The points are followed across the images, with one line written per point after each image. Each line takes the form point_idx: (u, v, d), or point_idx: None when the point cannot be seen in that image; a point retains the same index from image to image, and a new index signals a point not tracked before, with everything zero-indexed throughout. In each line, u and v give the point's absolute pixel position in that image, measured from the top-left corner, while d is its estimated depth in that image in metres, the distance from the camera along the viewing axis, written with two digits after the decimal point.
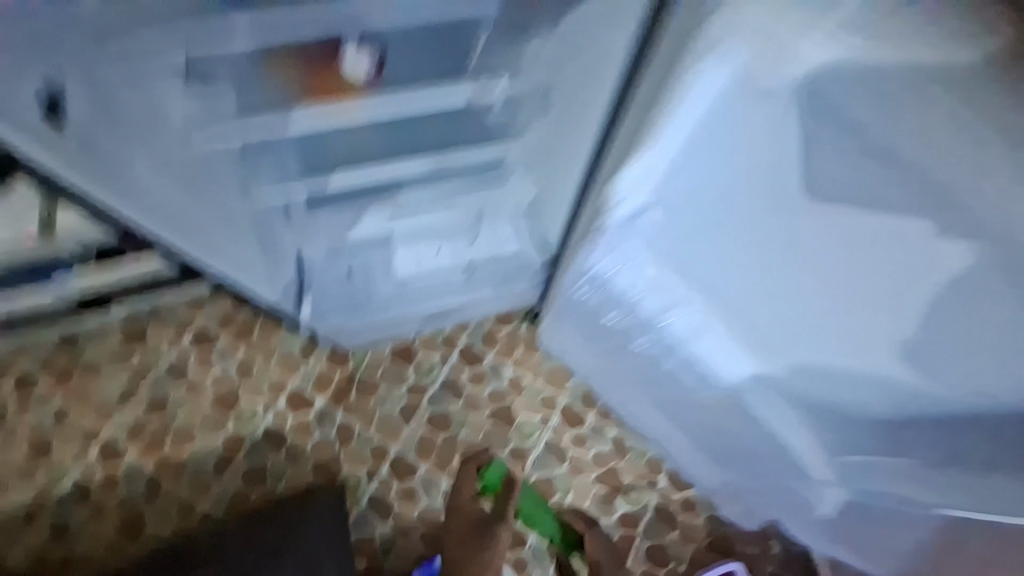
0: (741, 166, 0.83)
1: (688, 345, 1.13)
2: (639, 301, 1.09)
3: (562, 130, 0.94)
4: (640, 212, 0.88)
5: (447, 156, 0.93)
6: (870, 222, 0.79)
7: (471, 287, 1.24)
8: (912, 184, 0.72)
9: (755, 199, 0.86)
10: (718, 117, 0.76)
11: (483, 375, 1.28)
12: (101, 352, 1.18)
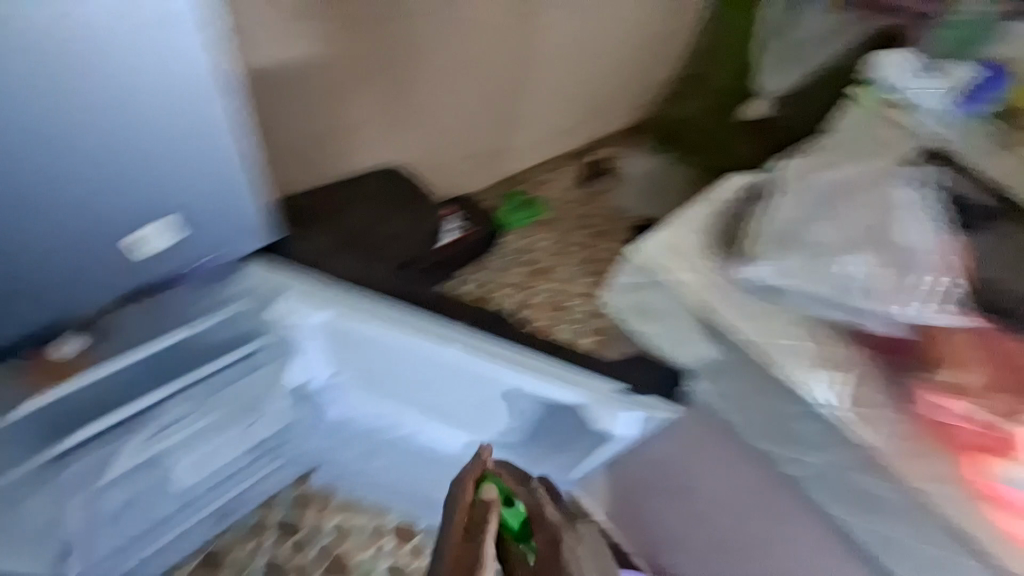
0: (353, 367, 1.14)
1: (395, 470, 1.27)
2: (358, 443, 1.26)
3: (162, 345, 0.94)
4: (285, 371, 1.11)
5: (190, 374, 0.95)
6: (435, 387, 1.11)
7: (251, 466, 1.19)
8: (434, 371, 1.06)
9: (371, 379, 1.15)
10: (316, 346, 1.09)
11: (303, 543, 1.26)
12: None
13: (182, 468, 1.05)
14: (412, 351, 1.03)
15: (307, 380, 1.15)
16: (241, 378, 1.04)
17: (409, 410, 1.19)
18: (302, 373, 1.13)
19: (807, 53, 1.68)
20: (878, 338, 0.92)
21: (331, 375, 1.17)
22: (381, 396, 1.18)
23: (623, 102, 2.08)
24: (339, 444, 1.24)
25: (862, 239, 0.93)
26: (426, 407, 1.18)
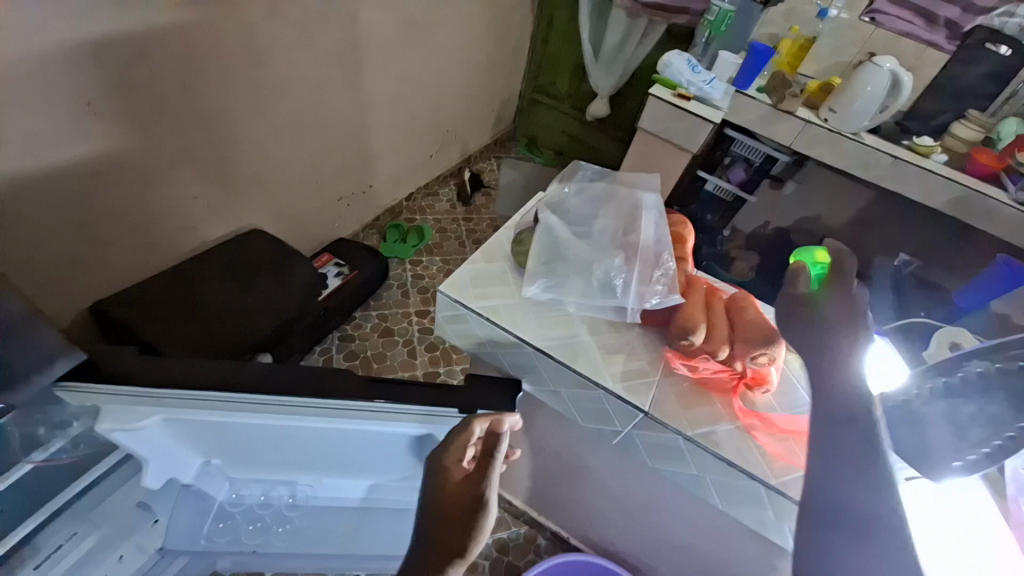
0: (212, 450, 0.98)
1: (295, 538, 1.13)
2: (251, 519, 1.13)
3: (31, 485, 0.81)
4: (136, 475, 0.96)
5: (58, 501, 0.84)
6: (306, 455, 0.97)
7: (156, 570, 1.06)
8: (296, 442, 0.92)
9: (232, 456, 1.00)
10: (152, 447, 0.89)
11: None
12: None
13: None
14: (266, 430, 0.87)
15: (163, 479, 0.98)
16: (100, 490, 0.92)
17: (291, 477, 1.07)
18: (152, 477, 0.94)
19: (625, 57, 2.02)
20: (646, 323, 0.96)
21: (188, 467, 1.01)
22: (254, 468, 1.05)
23: (481, 123, 2.41)
24: (235, 520, 1.13)
25: (615, 243, 0.99)
26: (308, 472, 1.04)
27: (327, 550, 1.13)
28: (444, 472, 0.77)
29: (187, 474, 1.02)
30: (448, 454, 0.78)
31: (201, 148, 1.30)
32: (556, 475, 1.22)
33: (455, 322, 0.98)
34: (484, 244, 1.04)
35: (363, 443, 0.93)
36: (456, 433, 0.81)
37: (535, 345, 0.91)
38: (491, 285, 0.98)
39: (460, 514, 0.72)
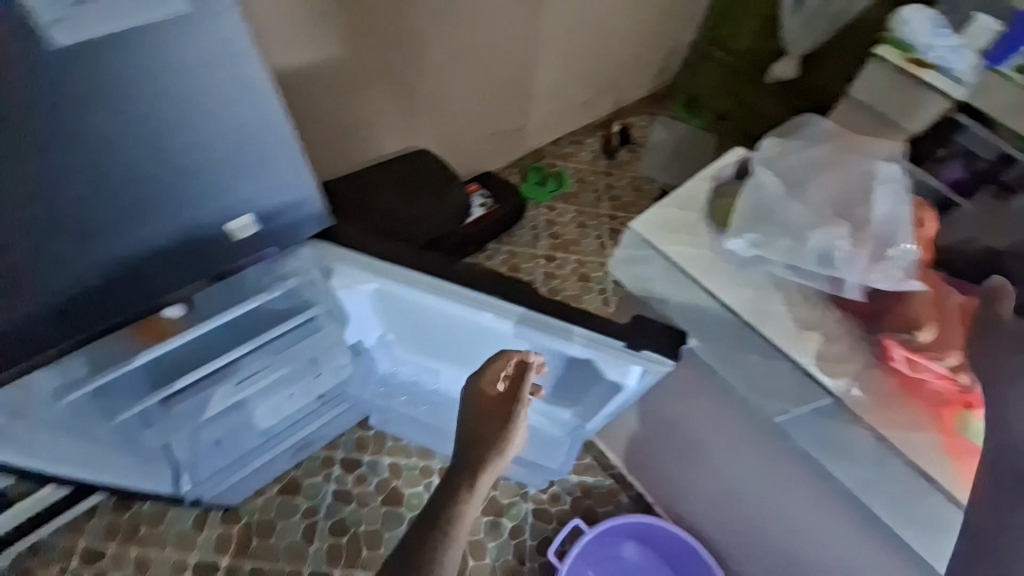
0: (392, 322, 1.16)
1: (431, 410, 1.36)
2: (401, 386, 1.35)
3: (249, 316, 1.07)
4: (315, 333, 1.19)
5: (264, 337, 1.10)
6: (467, 347, 1.10)
7: (322, 414, 1.35)
8: (466, 333, 1.03)
9: (405, 332, 1.17)
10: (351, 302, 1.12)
11: (364, 476, 1.42)
12: None
13: (257, 415, 1.25)
14: (445, 316, 0.99)
15: (352, 333, 1.22)
16: (291, 341, 1.18)
17: (443, 364, 1.22)
18: (344, 329, 1.20)
19: (835, 11, 1.73)
20: (850, 303, 0.93)
21: (370, 328, 1.21)
22: (417, 349, 1.21)
23: (645, 75, 2.27)
24: (388, 384, 1.34)
25: (833, 214, 0.94)
26: (459, 364, 1.19)
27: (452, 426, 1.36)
28: (479, 394, 0.81)
29: (365, 335, 1.24)
30: (480, 383, 0.81)
31: (394, 70, 1.44)
32: (666, 440, 1.26)
33: (636, 263, 1.04)
34: (682, 190, 1.04)
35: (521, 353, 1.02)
36: (485, 365, 0.83)
37: (728, 303, 0.95)
38: (682, 234, 1.00)
39: (488, 427, 0.78)
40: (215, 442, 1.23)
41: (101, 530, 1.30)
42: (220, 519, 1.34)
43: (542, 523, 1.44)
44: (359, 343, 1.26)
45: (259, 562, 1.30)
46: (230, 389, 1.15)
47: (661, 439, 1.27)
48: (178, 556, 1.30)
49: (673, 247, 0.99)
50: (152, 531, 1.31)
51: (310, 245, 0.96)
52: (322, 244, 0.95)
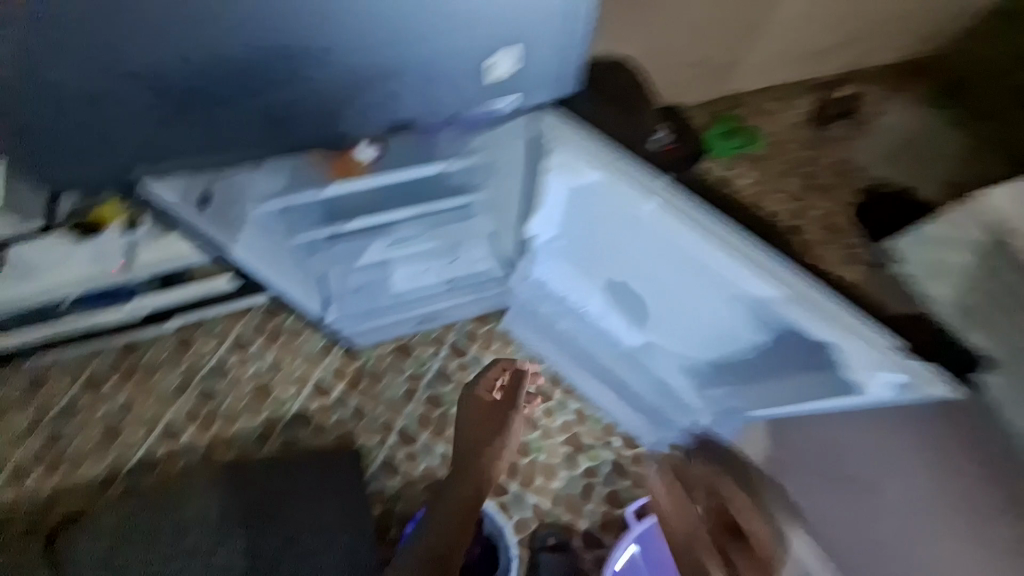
0: (591, 228, 1.22)
1: (582, 333, 1.38)
2: (557, 299, 1.38)
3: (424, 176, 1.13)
4: (472, 214, 1.25)
5: (428, 203, 1.15)
6: (659, 270, 1.17)
7: (452, 295, 1.36)
8: (676, 254, 1.10)
9: (600, 241, 1.23)
10: (565, 198, 1.17)
11: (467, 367, 1.47)
12: (171, 367, 1.48)
13: (397, 277, 1.30)
14: (667, 230, 1.06)
15: (541, 228, 1.25)
16: (442, 217, 1.23)
17: (620, 285, 1.28)
18: (538, 220, 1.22)
19: None
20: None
21: (560, 231, 1.27)
22: (601, 263, 1.27)
23: (901, 37, 1.82)
24: (544, 291, 1.38)
25: None
26: (637, 287, 1.25)
27: (603, 353, 1.38)
28: (478, 397, 1.26)
29: (549, 238, 1.28)
30: (479, 392, 1.26)
31: None
32: (803, 452, 1.29)
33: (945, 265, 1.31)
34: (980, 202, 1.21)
35: (725, 285, 1.08)
36: (483, 378, 1.29)
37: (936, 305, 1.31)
38: (951, 244, 1.29)
39: (489, 418, 1.23)
40: (357, 289, 1.30)
41: (252, 326, 1.53)
42: (341, 355, 1.49)
43: (615, 475, 1.42)
44: (540, 242, 1.30)
45: (363, 403, 1.45)
46: (382, 245, 1.23)
47: (790, 452, 1.29)
48: (303, 371, 1.48)
49: (967, 256, 1.25)
50: (289, 343, 1.51)
51: (531, 116, 1.05)
52: (577, 131, 1.05)
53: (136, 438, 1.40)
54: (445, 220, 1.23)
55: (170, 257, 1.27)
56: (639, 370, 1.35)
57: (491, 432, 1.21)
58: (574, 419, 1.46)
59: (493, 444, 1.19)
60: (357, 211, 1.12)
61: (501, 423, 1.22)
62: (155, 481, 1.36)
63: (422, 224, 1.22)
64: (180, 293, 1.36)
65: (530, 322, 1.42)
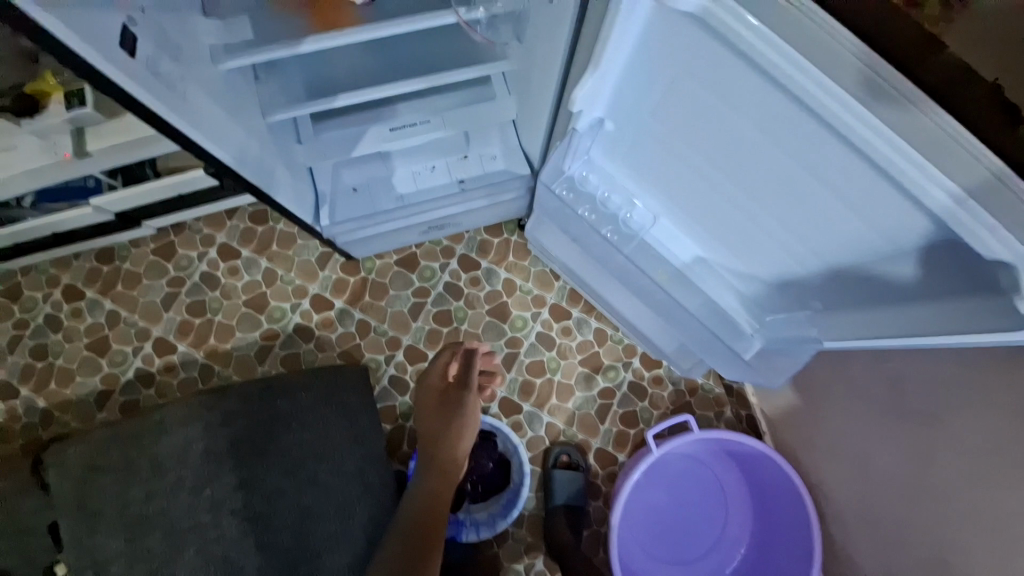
0: (681, 117, 0.66)
1: (602, 274, 1.04)
2: (583, 236, 0.95)
3: (430, 45, 0.91)
4: (489, 99, 1.03)
5: (439, 77, 0.88)
6: (759, 218, 0.72)
7: (469, 200, 1.15)
8: (798, 198, 0.64)
9: (671, 161, 0.74)
10: (665, 40, 0.57)
11: (479, 280, 1.37)
12: (156, 276, 1.36)
13: (400, 174, 1.13)
14: (827, 161, 0.57)
15: (584, 128, 0.74)
16: (451, 96, 1.04)
17: (678, 223, 0.85)
18: (585, 117, 0.71)
19: None
20: None
21: (620, 135, 0.76)
22: (660, 191, 0.82)
23: None
24: (570, 220, 0.94)
25: None
26: (701, 232, 0.83)
27: (628, 296, 1.05)
28: (432, 380, 1.07)
29: (595, 138, 0.78)
30: (430, 380, 1.07)
31: None
32: (868, 384, 0.93)
33: None
34: None
35: (858, 266, 0.66)
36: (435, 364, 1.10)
37: None
38: None
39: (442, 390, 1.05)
40: (355, 188, 1.11)
41: (239, 233, 1.37)
42: (341, 265, 1.36)
43: (633, 396, 1.35)
44: (584, 143, 0.78)
45: (368, 317, 1.34)
46: (384, 131, 1.02)
47: (866, 382, 0.94)
48: (300, 282, 1.35)
49: None
50: (282, 251, 1.36)
51: None
52: None
53: (129, 347, 1.33)
54: (458, 107, 1.02)
55: (132, 142, 1.05)
56: (674, 331, 1.01)
57: (444, 420, 1.02)
58: (592, 339, 1.37)
59: (455, 432, 1.00)
60: (347, 90, 0.88)
61: (456, 409, 1.01)
62: (154, 392, 1.31)
63: (430, 112, 1.02)
64: (153, 189, 1.18)
65: (548, 242, 1.10)
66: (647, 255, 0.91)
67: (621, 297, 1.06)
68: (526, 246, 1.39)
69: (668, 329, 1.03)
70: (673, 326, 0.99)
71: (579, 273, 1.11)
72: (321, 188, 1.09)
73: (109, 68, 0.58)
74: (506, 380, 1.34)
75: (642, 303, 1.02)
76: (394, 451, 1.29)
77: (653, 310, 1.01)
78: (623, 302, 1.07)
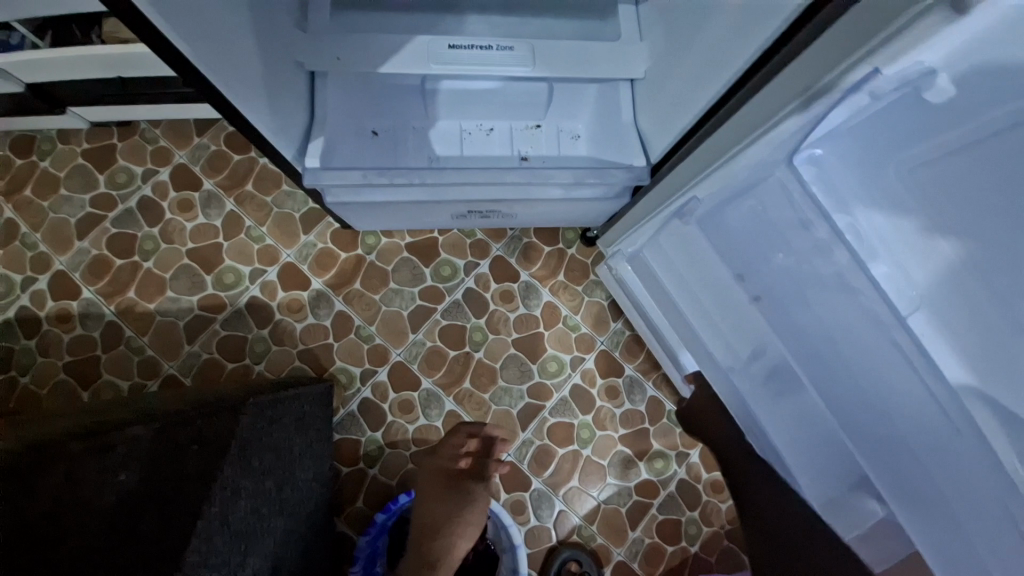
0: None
1: (762, 343, 0.67)
2: (781, 275, 0.61)
3: None
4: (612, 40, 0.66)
5: None
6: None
7: (530, 185, 0.76)
8: None
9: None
10: None
11: (512, 296, 1.00)
12: (77, 187, 0.96)
13: (442, 129, 0.75)
14: None
15: (891, 85, 0.41)
16: (555, 22, 0.66)
17: (963, 309, 0.50)
18: (912, 62, 0.38)
19: None
20: None
21: (956, 125, 0.43)
22: (975, 242, 0.47)
23: None
24: (779, 233, 0.58)
25: None
26: (1007, 343, 0.48)
27: (775, 386, 0.68)
28: (444, 457, 0.80)
29: (898, 112, 0.45)
30: (444, 457, 0.80)
31: None
32: None
33: None
34: None
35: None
36: (448, 438, 0.83)
37: None
38: None
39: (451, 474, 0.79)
40: (374, 133, 0.72)
41: (204, 155, 0.98)
42: (332, 232, 0.98)
43: (681, 502, 0.98)
44: (868, 113, 0.46)
45: (351, 309, 0.97)
46: (439, 46, 0.64)
47: None
48: (270, 243, 0.97)
49: None
50: (257, 194, 0.98)
51: None
52: None
53: (19, 276, 0.93)
54: (564, 41, 0.65)
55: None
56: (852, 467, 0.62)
57: (450, 512, 0.75)
58: (644, 410, 0.99)
59: (458, 525, 0.75)
60: None
61: (466, 502, 0.76)
62: (35, 345, 0.92)
63: (521, 40, 0.65)
64: (91, 61, 0.77)
65: (676, 275, 0.73)
66: (881, 337, 0.54)
67: (764, 382, 0.69)
68: (585, 266, 1.01)
69: (829, 456, 0.65)
70: (878, 459, 0.59)
71: (706, 334, 0.73)
72: (320, 107, 0.68)
73: None
74: (517, 440, 0.97)
75: (820, 403, 0.64)
76: (344, 504, 0.92)
77: (841, 421, 0.62)
78: (745, 374, 0.73)
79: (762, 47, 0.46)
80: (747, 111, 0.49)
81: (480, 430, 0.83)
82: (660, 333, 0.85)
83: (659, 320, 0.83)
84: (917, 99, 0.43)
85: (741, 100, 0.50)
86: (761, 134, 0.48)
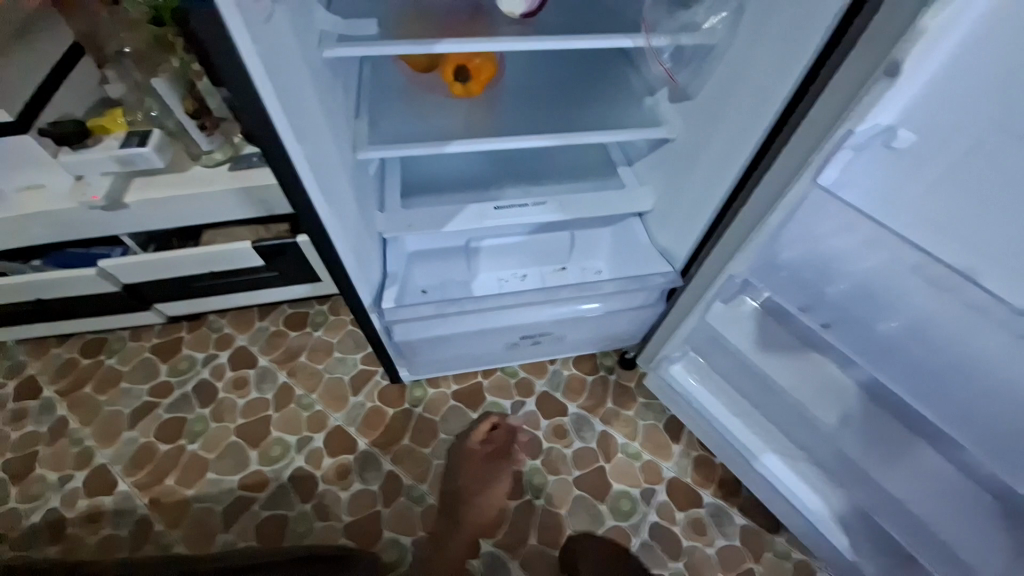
0: None
1: (849, 399, 0.66)
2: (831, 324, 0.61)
3: (580, 110, 0.75)
4: (623, 188, 0.84)
5: (577, 136, 0.70)
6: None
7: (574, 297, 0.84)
8: None
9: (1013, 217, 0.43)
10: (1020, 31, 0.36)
11: (565, 430, 0.97)
12: (138, 378, 1.01)
13: (482, 280, 0.87)
14: None
15: (862, 145, 0.48)
16: (570, 184, 0.85)
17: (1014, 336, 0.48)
18: (874, 123, 0.45)
19: None
20: None
21: (916, 170, 0.47)
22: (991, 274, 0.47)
23: None
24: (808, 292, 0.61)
25: None
26: None
27: (886, 442, 0.64)
28: (467, 441, 0.92)
29: (878, 165, 0.49)
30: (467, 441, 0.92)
31: None
32: None
33: None
34: None
35: None
36: (468, 431, 0.94)
37: None
38: None
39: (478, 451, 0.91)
40: (426, 291, 0.81)
41: (262, 335, 1.07)
42: (380, 390, 1.00)
43: None
44: (852, 167, 0.50)
45: (401, 469, 0.92)
46: (487, 208, 0.80)
47: None
48: (319, 408, 0.98)
49: None
50: (309, 364, 1.03)
51: None
52: None
53: (58, 476, 0.90)
54: (584, 193, 0.83)
55: (186, 195, 0.82)
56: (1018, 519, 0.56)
57: (484, 478, 0.88)
58: (741, 547, 0.86)
59: (494, 488, 0.88)
60: (463, 142, 0.68)
61: (493, 474, 0.89)
62: (57, 553, 0.84)
63: (551, 195, 0.83)
64: (181, 261, 0.90)
65: (718, 355, 0.78)
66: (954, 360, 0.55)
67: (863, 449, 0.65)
68: (631, 391, 1.02)
69: (966, 512, 0.59)
70: None
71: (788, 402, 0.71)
72: (390, 264, 0.81)
73: (233, 16, 0.39)
74: None
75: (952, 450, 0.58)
76: None
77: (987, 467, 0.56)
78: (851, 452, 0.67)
79: (755, 150, 0.58)
80: (758, 194, 0.57)
81: (496, 418, 0.96)
82: (736, 433, 0.83)
83: (723, 405, 0.84)
84: (889, 151, 0.48)
85: (750, 191, 0.59)
86: (778, 204, 0.55)
